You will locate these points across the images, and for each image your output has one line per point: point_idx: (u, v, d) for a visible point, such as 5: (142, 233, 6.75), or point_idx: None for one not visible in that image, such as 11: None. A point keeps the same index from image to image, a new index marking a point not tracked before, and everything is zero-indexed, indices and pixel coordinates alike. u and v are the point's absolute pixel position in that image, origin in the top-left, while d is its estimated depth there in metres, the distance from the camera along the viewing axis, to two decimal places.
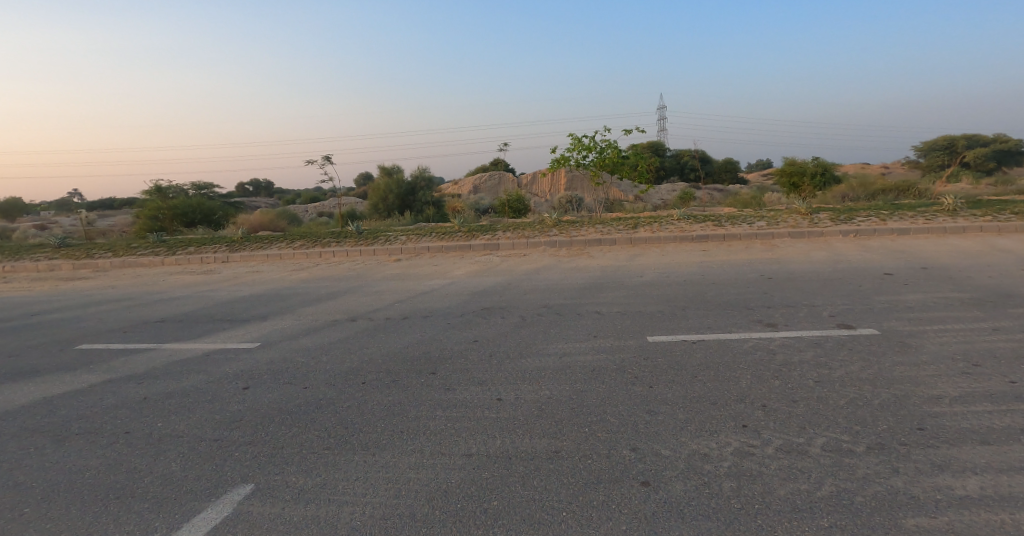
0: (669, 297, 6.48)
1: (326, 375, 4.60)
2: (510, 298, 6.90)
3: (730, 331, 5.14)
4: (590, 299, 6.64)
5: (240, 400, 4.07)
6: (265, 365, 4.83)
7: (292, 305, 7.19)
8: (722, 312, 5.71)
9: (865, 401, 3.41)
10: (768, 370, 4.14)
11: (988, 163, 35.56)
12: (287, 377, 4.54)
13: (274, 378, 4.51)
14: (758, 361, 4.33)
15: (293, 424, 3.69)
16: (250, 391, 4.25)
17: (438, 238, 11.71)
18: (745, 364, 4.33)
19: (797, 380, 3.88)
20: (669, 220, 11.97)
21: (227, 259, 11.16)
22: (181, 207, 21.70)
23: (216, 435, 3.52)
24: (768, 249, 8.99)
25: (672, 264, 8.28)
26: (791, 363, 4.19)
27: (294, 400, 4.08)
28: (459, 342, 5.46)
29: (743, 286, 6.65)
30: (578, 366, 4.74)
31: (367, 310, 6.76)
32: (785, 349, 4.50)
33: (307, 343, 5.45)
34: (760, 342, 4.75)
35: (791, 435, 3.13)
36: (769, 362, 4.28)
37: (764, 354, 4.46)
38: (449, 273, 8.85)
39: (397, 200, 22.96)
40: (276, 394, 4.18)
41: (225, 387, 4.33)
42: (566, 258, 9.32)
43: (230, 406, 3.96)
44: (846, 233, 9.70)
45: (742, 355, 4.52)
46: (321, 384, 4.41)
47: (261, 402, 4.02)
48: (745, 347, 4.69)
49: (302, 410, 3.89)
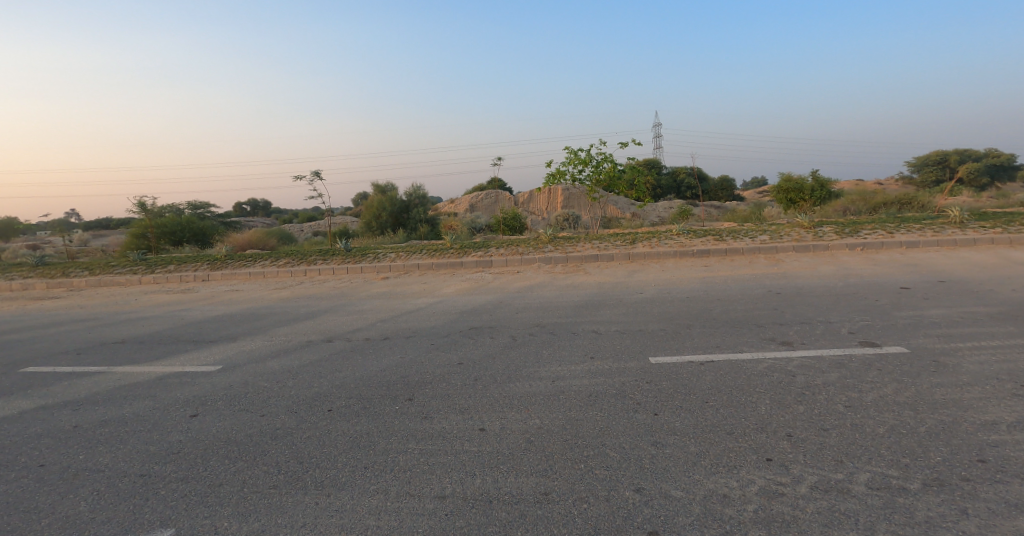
0: (672, 314, 6.01)
1: (289, 401, 4.11)
2: (501, 317, 6.42)
3: (742, 351, 4.66)
4: (587, 317, 6.18)
5: (184, 431, 3.57)
6: (223, 391, 4.33)
7: (267, 325, 6.69)
8: (730, 331, 5.25)
9: (909, 429, 2.95)
10: (789, 395, 3.67)
11: (982, 178, 35.59)
12: (243, 403, 4.05)
13: (229, 405, 4.01)
14: (775, 385, 3.87)
15: (240, 457, 3.19)
16: (199, 420, 3.75)
17: (429, 256, 11.29)
18: (761, 388, 3.86)
19: (822, 406, 3.42)
20: (668, 235, 11.55)
21: (207, 277, 10.69)
22: (171, 227, 21.48)
23: (145, 470, 3.01)
24: (773, 263, 8.57)
25: (673, 280, 7.84)
26: (814, 386, 3.74)
27: (249, 430, 3.58)
28: (444, 364, 4.98)
29: (750, 303, 6.19)
30: (573, 391, 4.24)
31: (346, 330, 6.27)
32: (805, 371, 4.04)
33: (276, 366, 4.98)
34: (776, 362, 4.29)
35: (827, 471, 2.65)
36: (789, 386, 3.81)
37: (782, 376, 4.00)
38: (439, 291, 8.39)
39: (391, 219, 22.60)
40: (228, 424, 3.68)
41: (171, 416, 3.82)
42: (562, 275, 8.87)
43: (170, 436, 3.48)
44: (853, 247, 9.29)
45: (756, 378, 4.05)
46: (281, 411, 3.93)
47: (208, 433, 3.54)
48: (759, 368, 4.23)
49: (253, 442, 3.41)
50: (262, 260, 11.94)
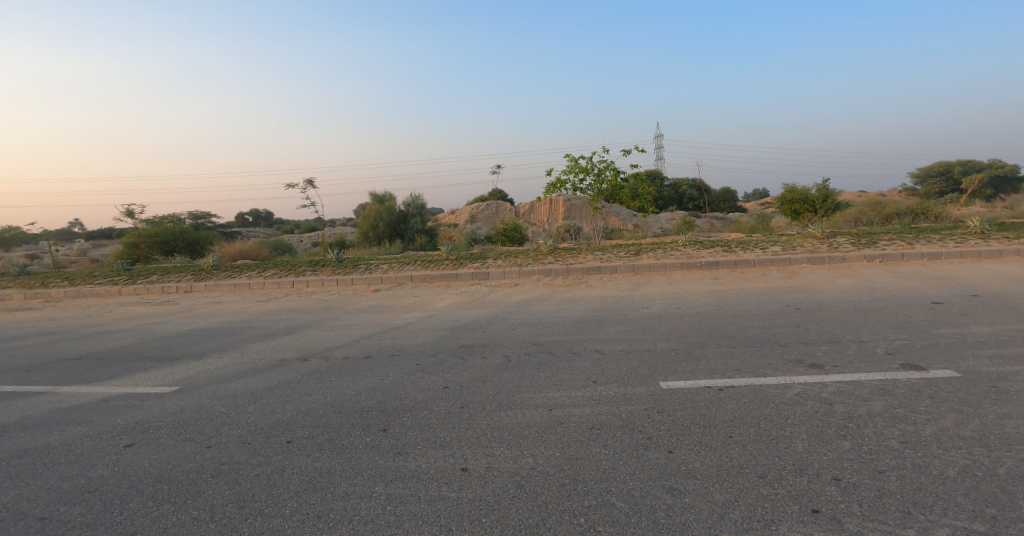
0: (683, 332, 5.45)
1: (245, 431, 3.63)
2: (496, 334, 5.88)
3: (767, 376, 4.09)
4: (589, 335, 5.63)
5: (110, 464, 3.18)
6: (170, 417, 3.90)
7: (242, 340, 6.20)
8: (749, 351, 4.70)
9: (985, 473, 2.53)
10: (829, 428, 3.19)
11: (988, 190, 35.09)
12: (189, 432, 3.63)
13: (172, 435, 3.59)
14: (811, 416, 3.37)
15: (166, 499, 2.76)
16: (134, 453, 3.31)
17: (423, 267, 10.78)
18: (794, 419, 3.35)
19: (872, 441, 2.97)
20: (674, 246, 11.01)
21: (189, 288, 10.20)
22: (163, 236, 21.07)
23: (47, 512, 2.63)
24: (788, 276, 8.04)
25: (682, 294, 7.29)
26: (858, 417, 3.28)
27: (186, 465, 3.14)
28: (428, 388, 4.44)
29: (768, 319, 5.65)
30: (574, 422, 3.69)
31: (325, 347, 5.74)
32: (844, 398, 3.57)
33: (242, 387, 4.50)
34: (807, 389, 3.77)
35: (893, 526, 2.18)
36: (827, 417, 3.34)
37: (818, 406, 3.50)
38: (430, 305, 7.85)
39: (388, 229, 22.11)
40: (165, 456, 3.27)
41: (102, 447, 3.44)
42: (562, 288, 8.35)
43: (92, 471, 3.10)
44: (872, 258, 8.76)
45: (787, 407, 3.54)
46: (231, 442, 3.47)
47: (137, 466, 3.15)
48: (789, 395, 3.70)
49: (185, 479, 2.98)
50: (249, 270, 11.44)
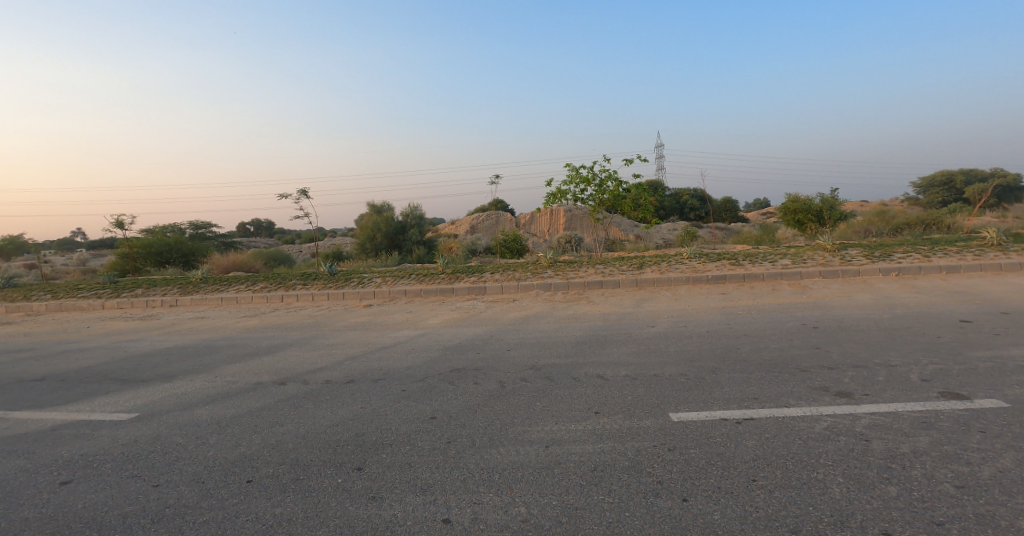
0: (692, 355, 5.03)
1: (201, 468, 3.21)
2: (490, 355, 5.46)
3: (789, 406, 3.67)
4: (590, 357, 5.21)
5: (38, 506, 2.77)
6: (120, 449, 3.50)
7: (218, 360, 5.78)
8: (767, 377, 4.28)
9: None
10: (869, 469, 2.76)
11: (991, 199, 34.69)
12: (138, 468, 3.22)
13: (118, 471, 3.19)
14: (846, 455, 2.94)
15: None
16: (69, 493, 2.91)
17: (417, 281, 10.38)
18: (827, 459, 2.92)
19: (922, 486, 2.54)
20: (678, 259, 10.59)
21: (174, 301, 9.81)
22: (157, 246, 20.71)
23: None
24: (799, 291, 7.62)
25: (689, 311, 6.87)
26: (902, 456, 2.85)
27: (124, 508, 2.73)
28: (412, 419, 4.02)
29: (784, 340, 5.22)
30: (573, 462, 3.26)
31: (305, 369, 5.32)
32: (881, 434, 3.14)
33: (208, 415, 4.08)
34: (838, 423, 3.34)
35: None
36: (866, 456, 2.91)
37: (852, 443, 3.07)
38: (422, 322, 7.43)
39: (385, 240, 21.76)
40: (103, 497, 2.86)
41: (35, 484, 3.03)
42: (562, 304, 7.93)
43: (15, 513, 2.70)
44: (887, 272, 8.34)
45: (816, 444, 3.10)
46: (183, 481, 3.04)
47: (67, 508, 2.74)
48: (817, 430, 3.27)
49: (118, 525, 2.56)
50: (238, 283, 11.05)
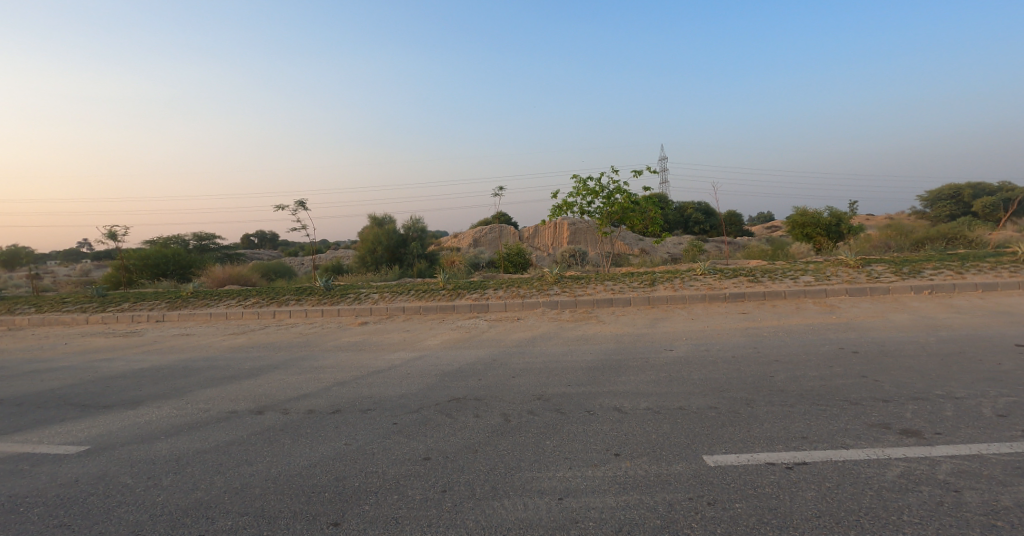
0: (720, 384, 4.47)
1: (147, 517, 2.67)
2: (494, 383, 4.92)
3: (848, 448, 3.13)
4: (605, 386, 4.66)
5: None
6: (56, 491, 2.96)
7: (194, 382, 5.25)
8: (812, 411, 3.72)
9: None
10: (971, 529, 2.22)
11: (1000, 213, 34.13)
12: (70, 516, 2.67)
13: (45, 519, 2.65)
14: (935, 511, 2.39)
15: None
16: None
17: (416, 298, 9.86)
18: (912, 515, 2.37)
19: None
20: (692, 275, 10.05)
21: (159, 317, 9.29)
22: (154, 258, 20.28)
23: None
24: (827, 310, 7.06)
25: (709, 332, 6.31)
26: (1007, 512, 2.32)
27: None
28: (406, 458, 3.48)
29: (823, 366, 4.66)
30: (596, 516, 2.70)
31: (288, 395, 4.78)
32: (971, 483, 2.61)
33: (170, 450, 3.56)
34: (914, 470, 2.80)
35: None
36: (961, 512, 2.36)
37: (939, 495, 2.53)
38: (420, 343, 6.89)
39: (386, 254, 21.29)
40: None
41: None
42: (570, 324, 7.39)
43: None
44: (919, 289, 7.79)
45: (894, 497, 2.55)
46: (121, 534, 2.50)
47: None
48: (890, 479, 2.73)
49: None
50: (228, 298, 10.53)
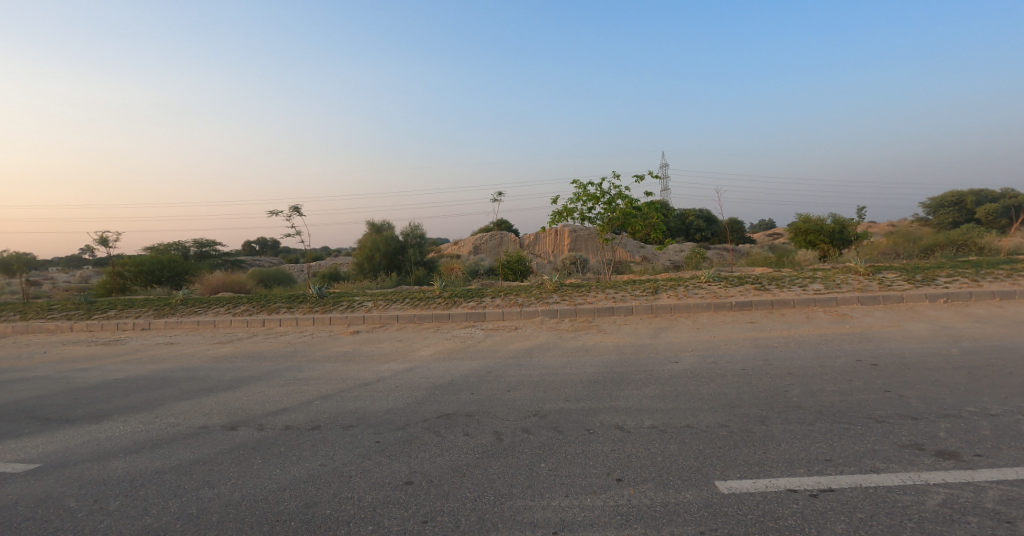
0: (731, 399, 4.14)
1: None
2: (487, 397, 4.60)
3: (879, 472, 2.81)
4: (607, 401, 4.33)
5: None
6: None
7: (169, 395, 4.94)
8: (834, 430, 3.40)
9: None
10: None
11: (1004, 219, 33.78)
12: None
13: None
14: None
15: None
16: None
17: (411, 306, 9.55)
18: None
19: None
20: (695, 283, 9.73)
21: (145, 325, 8.98)
22: (150, 265, 20.00)
23: None
24: (839, 319, 6.74)
25: (716, 343, 5.98)
26: None
27: None
28: (388, 481, 3.16)
29: (841, 380, 4.33)
30: None
31: (267, 409, 4.47)
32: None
33: (129, 470, 3.24)
34: (957, 497, 2.48)
35: None
36: None
37: (991, 527, 2.21)
38: (413, 353, 6.57)
39: (385, 261, 21.00)
40: None
41: None
42: (570, 334, 7.08)
43: None
44: (934, 297, 7.46)
45: (939, 530, 2.22)
46: None
47: None
48: (931, 508, 2.41)
49: None
50: (218, 305, 10.22)
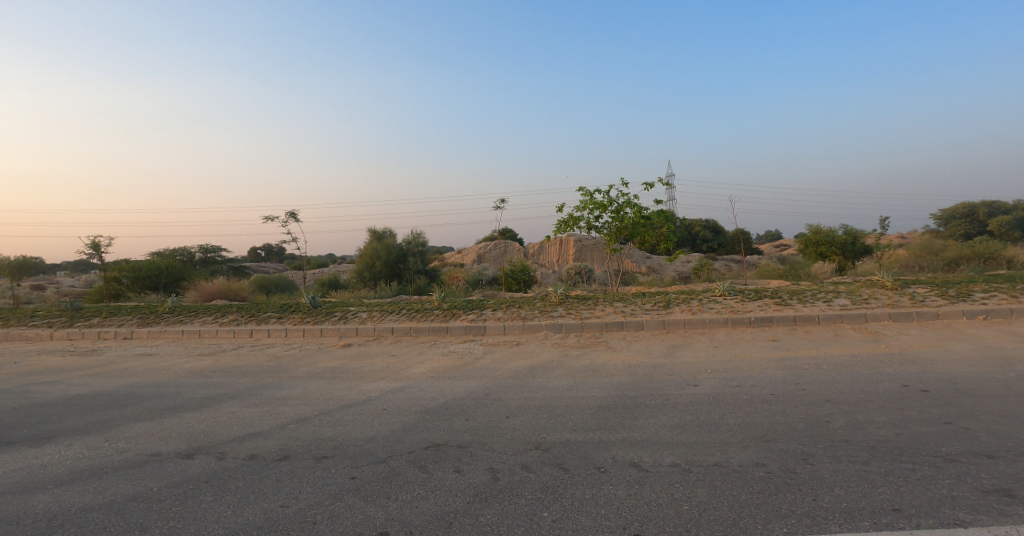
0: (764, 433, 3.58)
1: None
2: (483, 424, 4.07)
3: (966, 527, 2.24)
4: (619, 433, 3.78)
5: None
6: None
7: (128, 414, 4.44)
8: (896, 472, 2.84)
9: None
10: None
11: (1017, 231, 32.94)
12: None
13: None
14: None
15: None
16: None
17: (408, 318, 9.04)
18: None
19: None
20: (710, 296, 9.16)
21: (126, 335, 8.50)
22: (147, 271, 19.64)
23: None
24: (872, 337, 6.16)
25: (737, 363, 5.43)
26: None
27: None
28: (358, 528, 2.62)
29: (891, 409, 3.76)
30: None
31: (233, 434, 3.94)
32: None
33: (51, 508, 2.73)
34: None
35: None
36: None
37: None
38: (405, 370, 6.04)
39: (386, 269, 20.55)
40: None
41: None
42: (576, 351, 6.53)
43: None
44: (973, 314, 6.87)
45: None
46: None
47: None
48: None
49: None
50: (206, 314, 9.74)
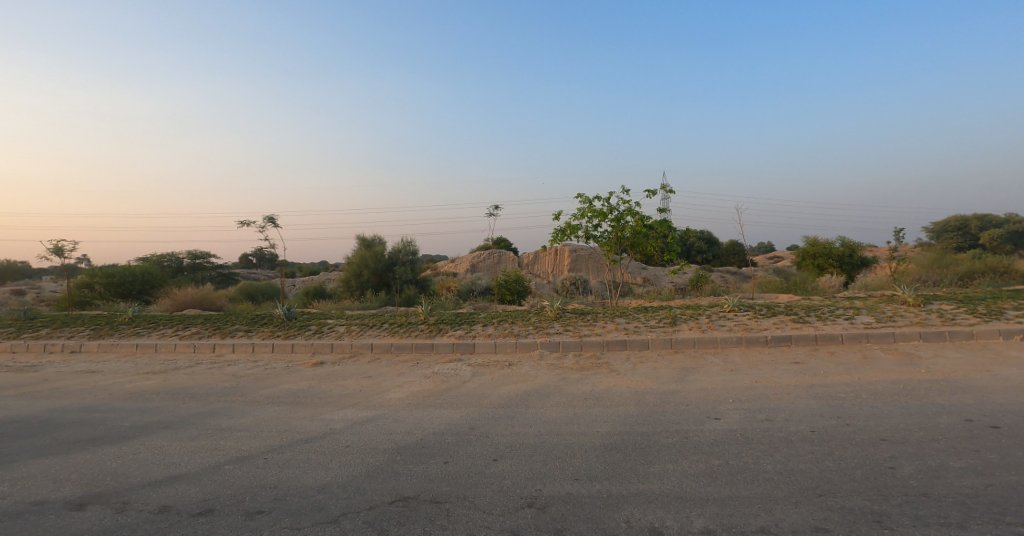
0: (817, 484, 2.85)
1: None
2: (466, 470, 3.31)
3: None
4: (635, 483, 3.04)
5: None
6: None
7: (29, 447, 3.62)
8: None
9: None
10: None
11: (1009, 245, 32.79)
12: None
13: None
14: None
15: None
16: None
17: (390, 334, 8.27)
18: None
19: None
20: (718, 312, 8.49)
21: (73, 349, 7.63)
22: (121, 276, 18.71)
23: None
24: (907, 360, 5.50)
25: (761, 391, 4.72)
26: None
27: None
28: None
29: (966, 452, 3.07)
30: None
31: (151, 477, 3.15)
32: None
33: None
34: None
35: None
36: None
37: None
38: (379, 395, 5.26)
39: (374, 278, 19.74)
40: None
41: None
42: (575, 374, 5.80)
43: None
44: (1010, 333, 6.24)
45: None
46: None
47: None
48: None
49: None
50: (168, 326, 8.88)
